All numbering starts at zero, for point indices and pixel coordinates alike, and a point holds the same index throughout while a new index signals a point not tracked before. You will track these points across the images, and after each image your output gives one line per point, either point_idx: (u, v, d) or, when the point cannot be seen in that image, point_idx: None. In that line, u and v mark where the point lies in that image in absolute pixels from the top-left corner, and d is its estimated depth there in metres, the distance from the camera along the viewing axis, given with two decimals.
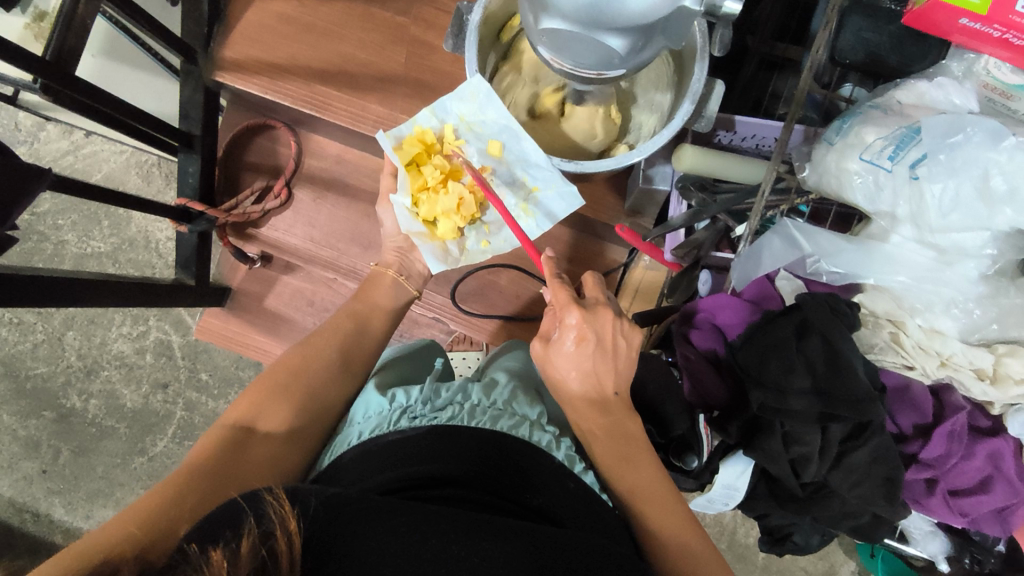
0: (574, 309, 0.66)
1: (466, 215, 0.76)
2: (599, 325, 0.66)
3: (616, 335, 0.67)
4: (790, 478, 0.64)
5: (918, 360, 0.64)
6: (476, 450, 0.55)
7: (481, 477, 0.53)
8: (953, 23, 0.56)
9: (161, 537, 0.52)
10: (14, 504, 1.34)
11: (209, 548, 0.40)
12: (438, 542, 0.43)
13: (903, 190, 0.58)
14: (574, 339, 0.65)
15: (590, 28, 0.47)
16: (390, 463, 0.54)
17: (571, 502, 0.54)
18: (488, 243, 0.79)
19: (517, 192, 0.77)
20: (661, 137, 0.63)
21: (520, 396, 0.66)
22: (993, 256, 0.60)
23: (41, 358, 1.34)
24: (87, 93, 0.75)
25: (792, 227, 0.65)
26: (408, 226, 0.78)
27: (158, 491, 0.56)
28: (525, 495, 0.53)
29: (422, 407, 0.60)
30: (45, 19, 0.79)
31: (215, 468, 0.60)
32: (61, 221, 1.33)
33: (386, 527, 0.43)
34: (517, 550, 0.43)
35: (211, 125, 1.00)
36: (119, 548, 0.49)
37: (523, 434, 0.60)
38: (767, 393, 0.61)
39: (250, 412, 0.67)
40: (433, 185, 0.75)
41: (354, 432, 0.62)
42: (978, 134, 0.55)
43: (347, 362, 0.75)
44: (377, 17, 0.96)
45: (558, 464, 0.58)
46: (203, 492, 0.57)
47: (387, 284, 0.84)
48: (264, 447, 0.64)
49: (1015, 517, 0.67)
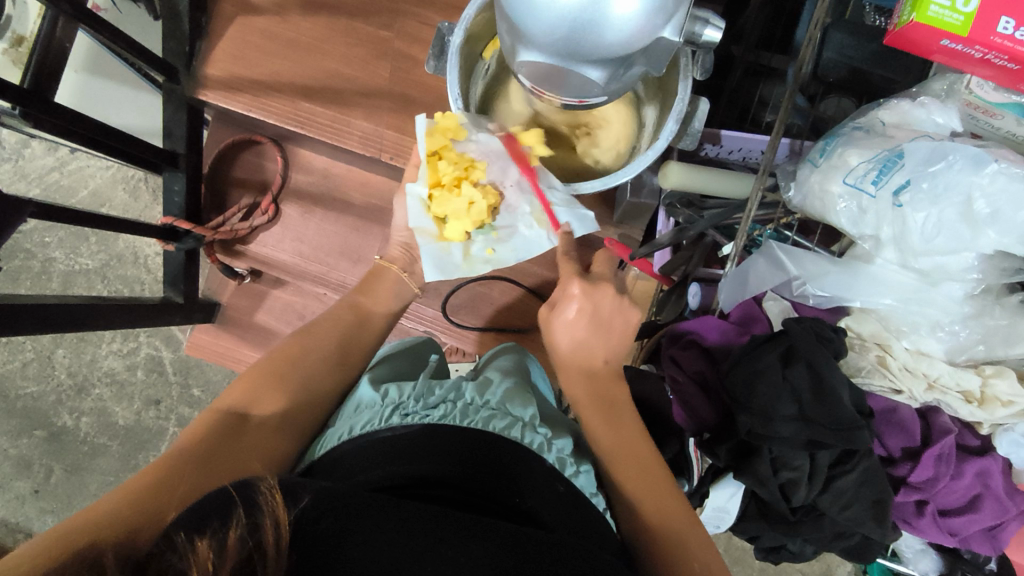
0: (575, 281, 0.71)
1: (478, 220, 0.71)
2: (598, 298, 0.71)
3: (614, 309, 0.71)
4: (780, 502, 0.63)
5: (905, 383, 0.64)
6: (467, 450, 0.55)
7: (470, 479, 0.52)
8: (934, 45, 0.56)
9: (149, 519, 0.51)
10: (8, 525, 1.33)
11: (197, 536, 0.40)
12: (424, 543, 0.42)
13: (887, 215, 0.57)
14: (574, 310, 0.70)
15: (568, 59, 0.46)
16: (379, 461, 0.53)
17: (560, 504, 0.53)
18: (493, 251, 0.75)
19: (533, 201, 0.73)
20: (647, 157, 0.63)
21: (516, 396, 0.65)
22: (977, 279, 0.60)
23: (31, 378, 1.33)
24: (66, 120, 0.74)
25: (777, 250, 0.65)
26: (418, 222, 0.75)
27: (151, 473, 0.56)
28: (514, 499, 0.52)
29: (415, 404, 0.60)
30: (23, 43, 0.78)
31: (206, 452, 0.59)
32: (48, 238, 1.32)
33: (374, 523, 0.43)
34: (503, 552, 0.43)
35: (196, 143, 0.99)
36: (109, 529, 0.49)
37: (515, 435, 0.59)
38: (754, 418, 0.61)
39: (245, 399, 0.67)
40: (447, 184, 0.71)
41: (347, 424, 0.62)
42: (960, 161, 0.54)
43: (344, 356, 0.75)
44: (360, 32, 0.95)
45: (548, 468, 0.57)
46: (195, 478, 0.56)
47: (390, 279, 0.84)
48: (259, 433, 0.63)
49: (1004, 534, 0.68)
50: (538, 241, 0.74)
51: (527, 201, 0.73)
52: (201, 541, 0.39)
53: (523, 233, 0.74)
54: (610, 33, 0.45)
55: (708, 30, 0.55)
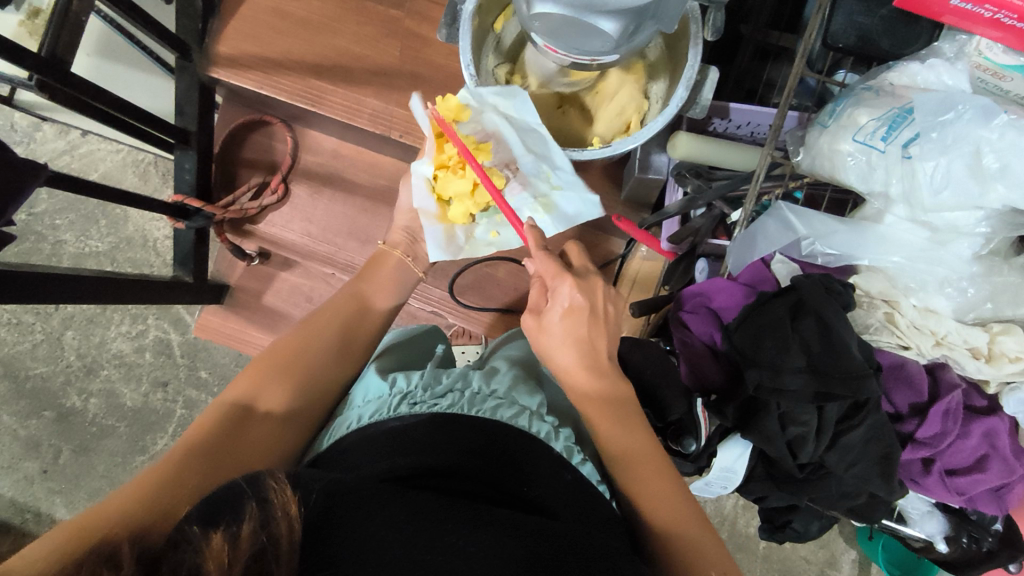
0: (567, 279, 0.65)
1: (481, 201, 0.72)
2: (592, 293, 0.66)
3: (607, 303, 0.68)
4: (788, 459, 0.64)
5: (913, 340, 0.66)
6: (472, 441, 0.55)
7: (478, 468, 0.53)
8: (944, 4, 0.57)
9: (162, 514, 0.52)
10: (15, 505, 1.34)
11: (211, 529, 0.40)
12: (435, 534, 0.42)
13: (897, 168, 0.59)
14: (564, 308, 0.65)
15: (582, 10, 0.47)
16: (386, 451, 0.54)
17: (567, 494, 0.54)
18: (497, 233, 0.78)
19: (537, 186, 0.75)
20: (657, 123, 0.63)
21: (521, 385, 0.66)
22: (987, 235, 0.62)
23: (40, 359, 1.34)
24: (83, 90, 0.75)
25: (788, 212, 0.66)
26: (421, 201, 0.76)
27: (160, 467, 0.56)
28: (521, 488, 0.52)
29: (423, 392, 0.60)
30: (39, 15, 0.79)
31: (214, 445, 0.60)
32: (58, 221, 1.33)
33: (384, 516, 0.43)
34: (513, 543, 0.43)
35: (208, 121, 1.00)
36: (122, 523, 0.50)
37: (522, 424, 0.59)
38: (763, 372, 0.62)
39: (250, 391, 0.66)
40: (452, 165, 0.71)
41: (353, 416, 0.61)
42: (970, 111, 0.56)
43: (347, 342, 0.75)
44: (371, 11, 0.96)
45: (555, 456, 0.57)
46: (206, 470, 0.57)
47: (392, 264, 0.84)
48: (264, 426, 0.63)
49: (1010, 495, 0.69)
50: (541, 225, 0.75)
51: (531, 185, 0.75)
52: (214, 533, 0.39)
53: (525, 214, 0.76)
54: None
55: None
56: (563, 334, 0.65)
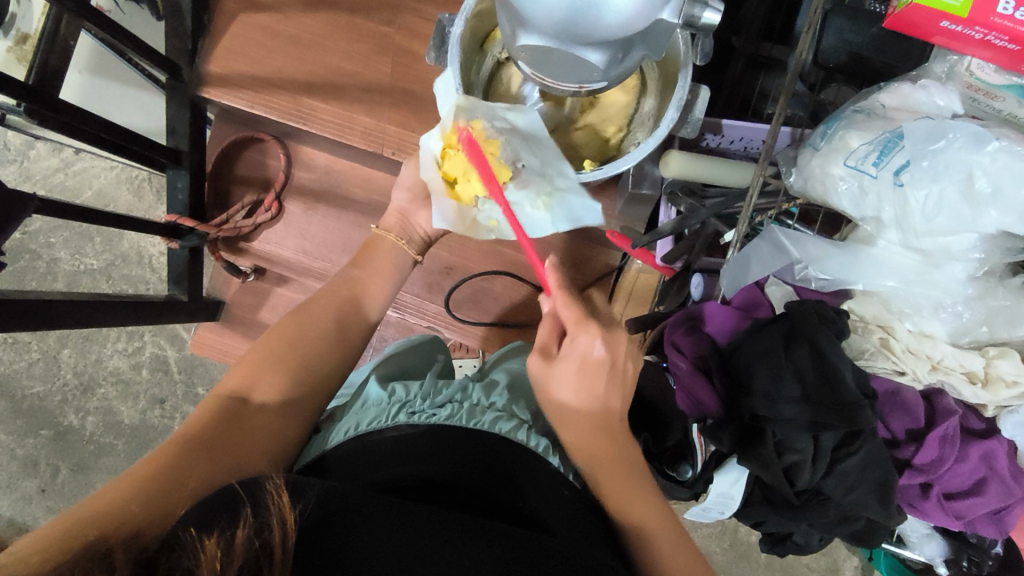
0: (596, 334, 0.64)
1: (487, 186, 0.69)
2: (615, 348, 0.65)
3: (625, 358, 0.67)
4: (785, 486, 0.64)
5: (908, 364, 0.65)
6: (470, 453, 0.55)
7: (475, 482, 0.53)
8: (934, 26, 0.57)
9: (160, 510, 0.52)
10: (14, 524, 1.33)
11: (205, 535, 0.40)
12: (428, 546, 0.42)
13: (888, 195, 0.59)
14: (582, 356, 0.64)
15: (567, 42, 0.47)
16: (381, 460, 0.54)
17: (566, 514, 0.53)
18: (497, 223, 0.72)
19: (541, 184, 0.70)
20: (648, 145, 0.63)
21: (518, 401, 0.66)
22: (981, 259, 0.62)
23: (37, 377, 1.33)
24: (73, 116, 0.75)
25: (780, 235, 0.66)
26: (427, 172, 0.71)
27: (156, 460, 0.56)
28: (519, 502, 0.52)
29: (422, 402, 0.60)
30: (28, 41, 0.78)
31: (209, 435, 0.59)
32: (52, 239, 1.32)
33: (380, 527, 0.43)
34: (508, 554, 0.43)
35: (199, 140, 0.99)
36: (118, 517, 0.50)
37: (521, 438, 0.58)
38: (758, 400, 0.62)
39: (245, 381, 0.66)
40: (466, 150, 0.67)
41: (353, 419, 0.60)
42: (960, 139, 0.56)
43: (343, 330, 0.74)
44: (362, 27, 0.95)
45: (551, 472, 0.56)
46: (202, 463, 0.57)
47: (386, 248, 0.81)
48: (261, 417, 0.63)
49: (1010, 518, 0.68)
50: (541, 222, 0.72)
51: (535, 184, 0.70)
52: (209, 539, 0.39)
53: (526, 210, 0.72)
54: (609, 15, 0.46)
55: (707, 12, 0.56)
56: (573, 384, 0.64)
